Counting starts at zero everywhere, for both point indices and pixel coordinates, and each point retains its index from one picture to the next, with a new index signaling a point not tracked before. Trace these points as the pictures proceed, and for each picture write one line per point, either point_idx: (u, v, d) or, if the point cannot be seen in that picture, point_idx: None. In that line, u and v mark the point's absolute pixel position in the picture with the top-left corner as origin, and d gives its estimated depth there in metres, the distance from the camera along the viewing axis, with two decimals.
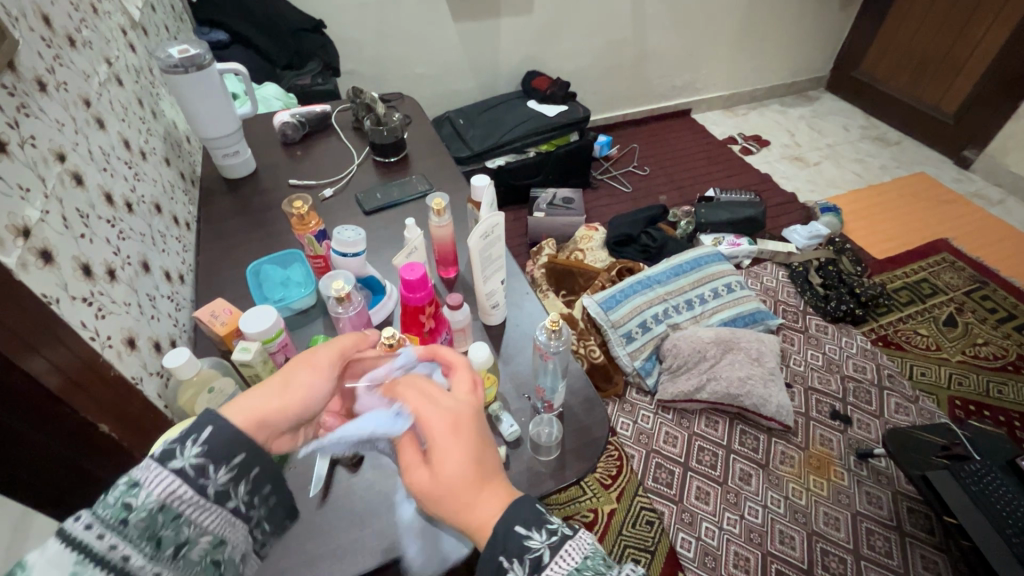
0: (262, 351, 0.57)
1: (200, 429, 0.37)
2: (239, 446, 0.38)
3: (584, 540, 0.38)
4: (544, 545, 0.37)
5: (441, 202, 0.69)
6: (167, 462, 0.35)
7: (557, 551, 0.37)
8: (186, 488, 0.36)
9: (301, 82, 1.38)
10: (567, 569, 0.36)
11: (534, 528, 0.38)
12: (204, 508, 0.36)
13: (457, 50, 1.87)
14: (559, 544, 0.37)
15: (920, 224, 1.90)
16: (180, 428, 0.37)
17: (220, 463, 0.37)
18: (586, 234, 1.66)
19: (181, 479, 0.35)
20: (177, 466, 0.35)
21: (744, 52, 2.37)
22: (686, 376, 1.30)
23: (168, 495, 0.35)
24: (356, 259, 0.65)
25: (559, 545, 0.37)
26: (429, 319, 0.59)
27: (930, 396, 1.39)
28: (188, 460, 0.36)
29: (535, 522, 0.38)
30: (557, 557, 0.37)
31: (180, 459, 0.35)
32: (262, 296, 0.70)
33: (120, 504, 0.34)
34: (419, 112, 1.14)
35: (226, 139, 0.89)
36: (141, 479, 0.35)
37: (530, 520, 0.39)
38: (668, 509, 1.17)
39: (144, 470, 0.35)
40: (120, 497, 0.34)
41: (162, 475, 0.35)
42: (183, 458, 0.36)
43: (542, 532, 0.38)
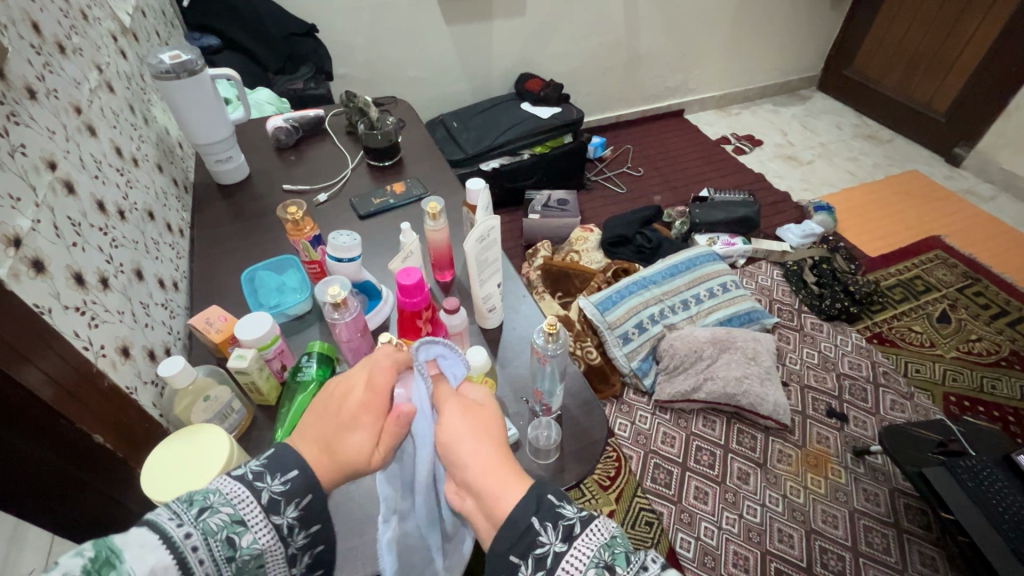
0: (257, 358, 0.57)
1: (291, 475, 0.42)
2: (314, 490, 0.42)
3: (602, 528, 0.38)
4: (556, 541, 0.37)
5: (437, 206, 0.68)
6: (270, 513, 0.40)
7: (572, 545, 0.37)
8: (280, 549, 0.41)
9: (294, 87, 1.37)
10: (592, 545, 0.37)
11: (548, 524, 0.38)
12: (259, 520, 0.40)
13: (450, 53, 1.87)
14: (572, 537, 0.37)
15: (912, 222, 1.91)
16: (283, 479, 0.41)
17: (292, 504, 0.41)
18: (581, 235, 1.64)
19: (276, 536, 0.40)
20: (277, 523, 0.40)
21: (736, 53, 2.38)
22: (683, 376, 1.31)
23: (259, 542, 0.39)
24: (351, 264, 0.65)
25: (575, 538, 0.37)
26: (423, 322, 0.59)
27: (925, 392, 1.39)
28: (273, 495, 0.41)
29: (548, 516, 0.38)
30: (572, 550, 0.37)
31: (281, 516, 0.40)
32: (257, 302, 0.70)
33: (223, 538, 0.38)
34: (413, 115, 1.13)
35: (218, 145, 0.89)
36: (245, 518, 0.39)
37: (544, 514, 0.38)
38: (667, 509, 1.17)
39: (249, 508, 0.40)
40: (223, 529, 0.38)
41: (260, 521, 0.40)
42: (284, 516, 0.41)
43: (556, 530, 0.37)
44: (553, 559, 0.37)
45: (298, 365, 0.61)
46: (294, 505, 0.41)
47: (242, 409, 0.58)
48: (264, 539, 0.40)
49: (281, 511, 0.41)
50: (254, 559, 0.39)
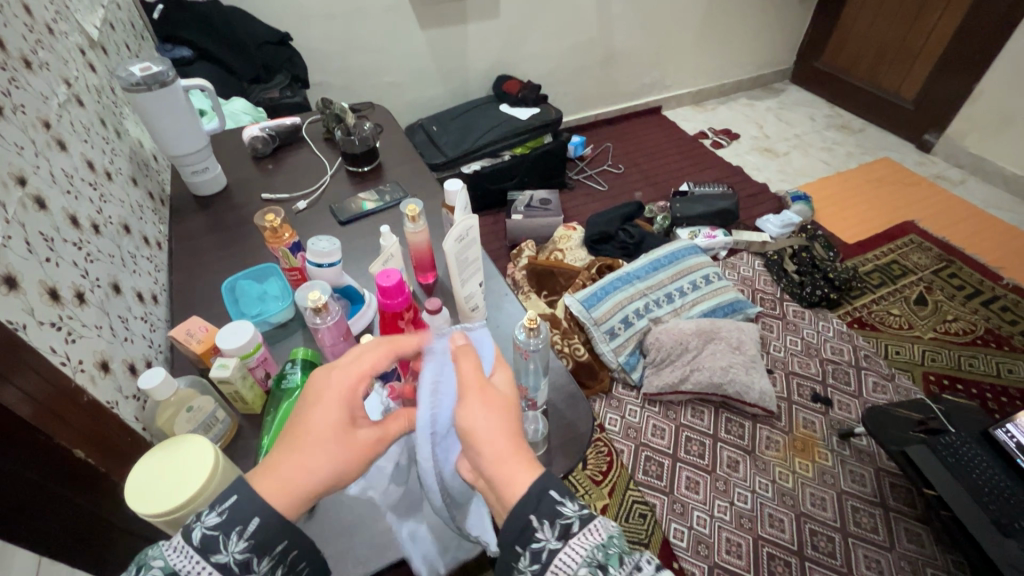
0: (240, 367, 0.57)
1: (228, 502, 0.39)
2: (261, 511, 0.39)
3: (599, 528, 0.39)
4: (553, 539, 0.38)
5: (415, 208, 0.69)
6: (208, 553, 0.37)
7: (567, 543, 0.38)
8: None
9: (269, 96, 1.37)
10: (589, 545, 0.38)
11: (545, 520, 0.39)
12: (194, 565, 0.37)
13: (427, 57, 1.88)
14: (569, 535, 0.38)
15: (887, 208, 1.96)
16: (217, 511, 0.38)
17: (233, 534, 0.38)
18: (565, 234, 1.66)
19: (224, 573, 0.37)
20: (219, 562, 0.37)
21: (710, 48, 2.41)
22: (670, 369, 1.33)
23: None
24: (332, 269, 0.64)
25: (571, 536, 0.38)
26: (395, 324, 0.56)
27: (906, 373, 1.43)
28: (202, 538, 0.38)
29: (546, 512, 0.39)
30: (567, 548, 0.38)
31: (224, 553, 0.38)
32: (240, 312, 0.70)
33: None
34: (390, 119, 1.13)
35: (193, 156, 0.88)
36: (179, 568, 0.37)
37: (543, 511, 0.39)
38: (659, 500, 1.18)
39: (181, 554, 0.37)
40: None
41: (198, 564, 0.37)
42: (228, 552, 0.38)
43: (553, 528, 0.38)
44: (548, 555, 0.38)
45: (283, 373, 0.61)
46: (237, 536, 0.38)
47: (226, 419, 0.58)
48: None
49: (222, 548, 0.38)
50: None
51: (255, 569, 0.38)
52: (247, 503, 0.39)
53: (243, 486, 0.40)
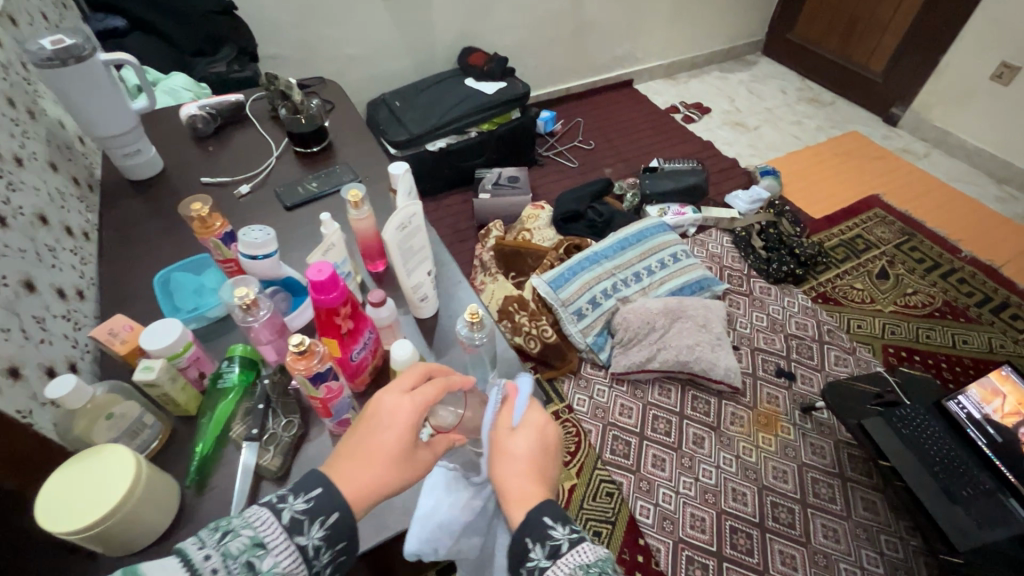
0: (168, 368, 0.53)
1: (313, 492, 0.41)
2: (339, 508, 0.41)
3: (586, 550, 0.41)
4: (543, 558, 0.42)
5: (358, 194, 0.64)
6: (293, 534, 0.40)
7: (556, 561, 0.41)
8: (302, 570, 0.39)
9: (215, 70, 1.29)
10: (575, 563, 0.40)
11: (536, 542, 0.42)
12: (280, 541, 0.39)
13: (387, 28, 1.79)
14: (557, 555, 0.41)
15: (853, 182, 1.97)
16: (304, 498, 0.41)
17: (316, 522, 0.41)
18: (533, 213, 1.62)
19: (300, 558, 0.39)
20: (302, 544, 0.39)
21: (681, 19, 2.36)
22: (637, 348, 1.33)
23: (289, 571, 0.39)
24: (268, 261, 0.60)
25: (559, 555, 0.41)
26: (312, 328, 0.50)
27: (866, 346, 1.46)
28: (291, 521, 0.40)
29: (538, 535, 0.43)
30: (556, 566, 0.41)
31: (307, 537, 0.40)
32: (174, 306, 0.66)
33: (244, 562, 0.37)
34: (342, 95, 1.08)
35: (122, 138, 0.82)
36: (267, 541, 0.39)
37: (534, 533, 0.43)
38: (626, 478, 1.19)
39: (269, 527, 0.39)
40: (244, 552, 0.38)
41: (284, 542, 0.39)
42: (309, 536, 0.40)
43: (543, 548, 0.42)
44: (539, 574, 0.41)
45: (219, 371, 0.58)
46: (319, 525, 0.40)
47: (157, 423, 0.54)
48: (286, 562, 0.39)
49: (305, 531, 0.40)
50: None
51: (319, 562, 0.40)
52: (331, 496, 0.41)
53: (326, 480, 0.42)
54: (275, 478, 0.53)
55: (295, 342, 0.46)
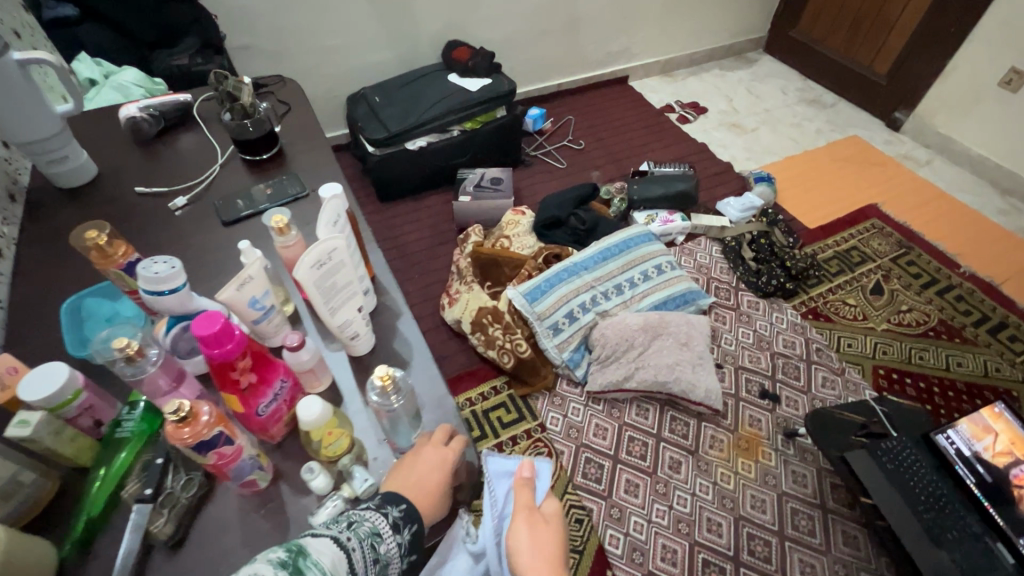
0: (49, 420, 0.47)
1: (400, 507, 0.46)
2: (417, 521, 0.46)
3: None
4: None
5: (282, 219, 0.58)
6: (395, 530, 0.45)
7: None
8: (396, 564, 0.44)
9: (176, 63, 1.21)
10: None
11: None
12: (389, 532, 0.44)
13: (367, 19, 1.71)
14: None
15: (851, 190, 1.90)
16: (396, 508, 0.46)
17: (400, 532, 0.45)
18: (513, 218, 1.56)
19: (399, 550, 0.45)
20: (400, 541, 0.44)
21: (680, 14, 2.27)
22: (615, 366, 1.27)
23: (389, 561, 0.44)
24: (174, 296, 0.53)
25: None
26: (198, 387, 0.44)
27: (856, 366, 1.40)
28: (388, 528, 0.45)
29: None
30: None
31: (397, 536, 0.45)
32: (82, 339, 0.61)
33: (367, 548, 0.43)
34: (301, 96, 1.00)
35: (46, 143, 0.76)
36: (381, 530, 0.44)
37: None
38: (597, 505, 1.14)
39: (380, 520, 0.45)
40: (366, 539, 0.43)
41: (390, 536, 0.44)
42: (398, 537, 0.45)
43: None
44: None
45: (118, 418, 0.52)
46: (405, 528, 0.45)
47: (39, 480, 0.48)
48: (391, 551, 0.44)
49: (398, 531, 0.45)
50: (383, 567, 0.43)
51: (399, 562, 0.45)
52: (410, 507, 0.47)
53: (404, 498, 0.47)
54: (167, 545, 0.47)
55: (173, 408, 0.41)
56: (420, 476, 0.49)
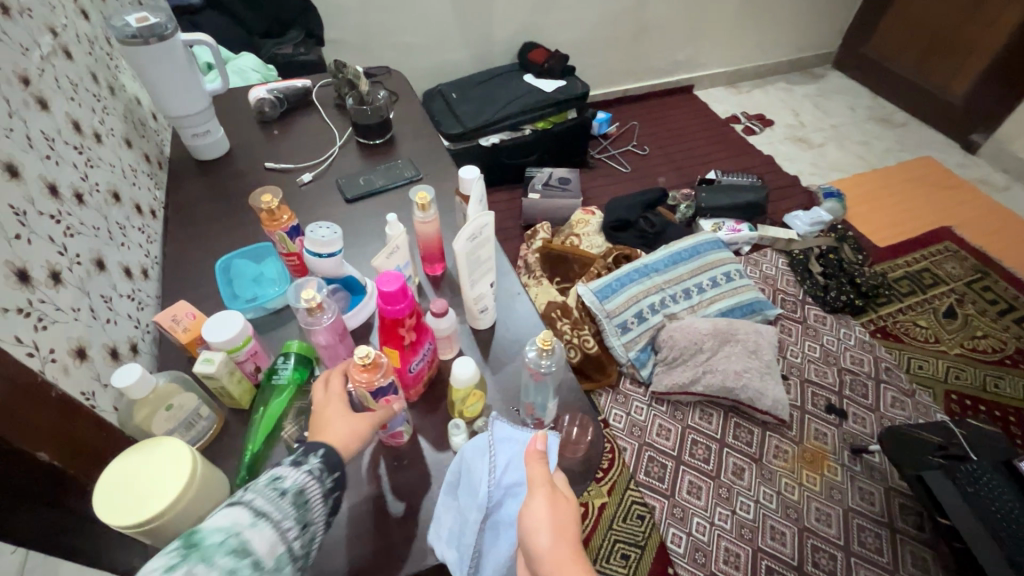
0: (227, 362, 0.53)
1: (319, 453, 0.44)
2: (324, 444, 0.45)
3: None
4: None
5: (426, 196, 0.62)
6: (298, 465, 0.43)
7: None
8: (315, 488, 0.42)
9: (281, 52, 1.29)
10: None
11: None
12: (292, 470, 0.42)
13: (449, 18, 1.77)
14: None
15: (924, 211, 1.85)
16: (317, 458, 0.44)
17: (328, 477, 0.43)
18: (582, 218, 1.59)
19: (312, 477, 0.42)
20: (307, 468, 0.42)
21: (751, 25, 2.26)
22: (682, 369, 1.28)
23: (304, 485, 0.42)
24: (332, 260, 0.58)
25: None
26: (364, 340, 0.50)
27: (927, 389, 1.37)
28: (314, 469, 0.43)
29: None
30: None
31: (306, 464, 0.43)
32: (233, 294, 0.65)
33: (272, 490, 0.40)
34: (406, 87, 1.06)
35: (193, 118, 0.82)
36: (281, 472, 0.42)
37: None
38: (659, 503, 1.15)
39: (296, 473, 0.42)
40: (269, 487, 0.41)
41: (296, 474, 0.42)
42: (308, 466, 0.43)
43: None
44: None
45: (274, 366, 0.56)
46: (312, 455, 0.44)
47: (211, 415, 0.54)
48: (299, 477, 0.42)
49: (304, 462, 0.43)
50: (297, 496, 0.41)
51: (324, 483, 0.43)
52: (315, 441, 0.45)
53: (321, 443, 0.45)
54: None
55: (361, 354, 0.46)
56: (324, 420, 0.47)
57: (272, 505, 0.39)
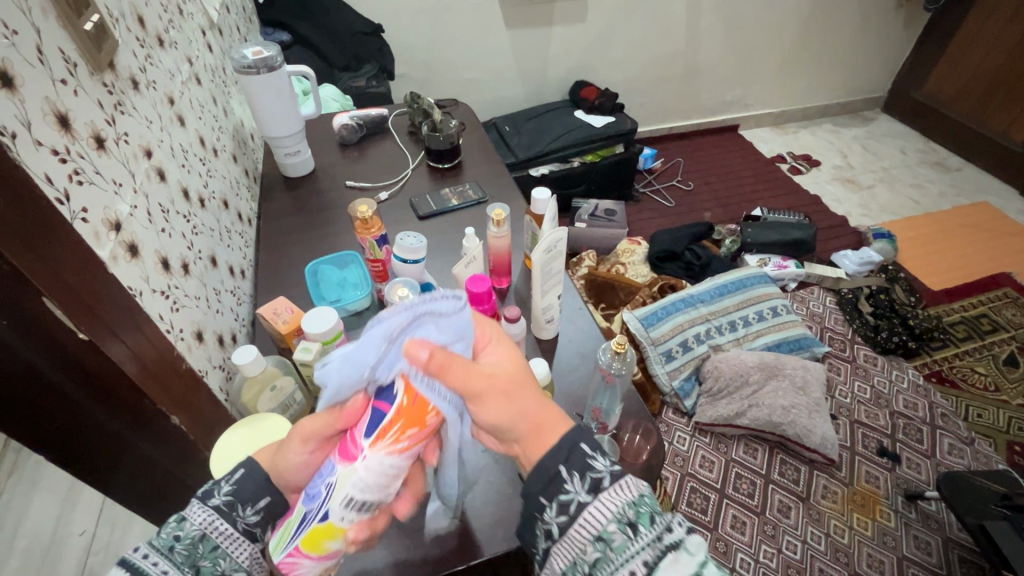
0: (321, 352, 0.58)
1: (237, 475, 0.43)
2: (244, 464, 0.44)
3: (630, 486, 0.37)
4: (582, 492, 0.37)
5: (501, 214, 0.69)
6: (205, 499, 0.41)
7: (597, 497, 0.36)
8: (224, 524, 0.41)
9: (356, 84, 1.40)
10: (620, 503, 0.36)
11: (574, 473, 0.37)
12: (196, 508, 0.41)
13: (508, 57, 1.88)
14: (597, 490, 0.36)
15: (981, 257, 1.81)
16: (229, 481, 0.42)
17: (250, 504, 0.42)
18: (628, 247, 1.62)
19: (217, 514, 0.41)
20: (212, 502, 0.41)
21: (799, 69, 2.31)
22: (727, 401, 1.27)
23: (209, 526, 0.40)
24: (415, 266, 0.65)
25: (601, 490, 0.36)
26: (406, 438, 0.37)
27: (987, 439, 1.32)
28: (225, 500, 0.42)
29: (576, 465, 0.37)
30: (597, 502, 0.36)
31: (216, 496, 0.42)
32: (319, 295, 0.71)
33: (170, 535, 0.39)
34: (473, 118, 1.14)
35: (288, 139, 0.92)
36: (186, 514, 0.40)
37: (572, 462, 0.38)
38: (702, 535, 1.14)
39: (198, 510, 0.40)
40: (170, 530, 0.39)
41: (200, 511, 0.41)
42: (219, 495, 0.42)
43: (582, 481, 0.37)
44: (576, 507, 0.36)
45: None
46: (225, 482, 0.42)
47: (303, 401, 0.60)
48: (203, 519, 0.40)
49: (215, 492, 0.42)
50: (200, 542, 0.39)
51: (241, 513, 0.42)
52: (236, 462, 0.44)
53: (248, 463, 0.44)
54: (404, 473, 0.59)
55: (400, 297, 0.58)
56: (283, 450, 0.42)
57: (171, 557, 0.38)
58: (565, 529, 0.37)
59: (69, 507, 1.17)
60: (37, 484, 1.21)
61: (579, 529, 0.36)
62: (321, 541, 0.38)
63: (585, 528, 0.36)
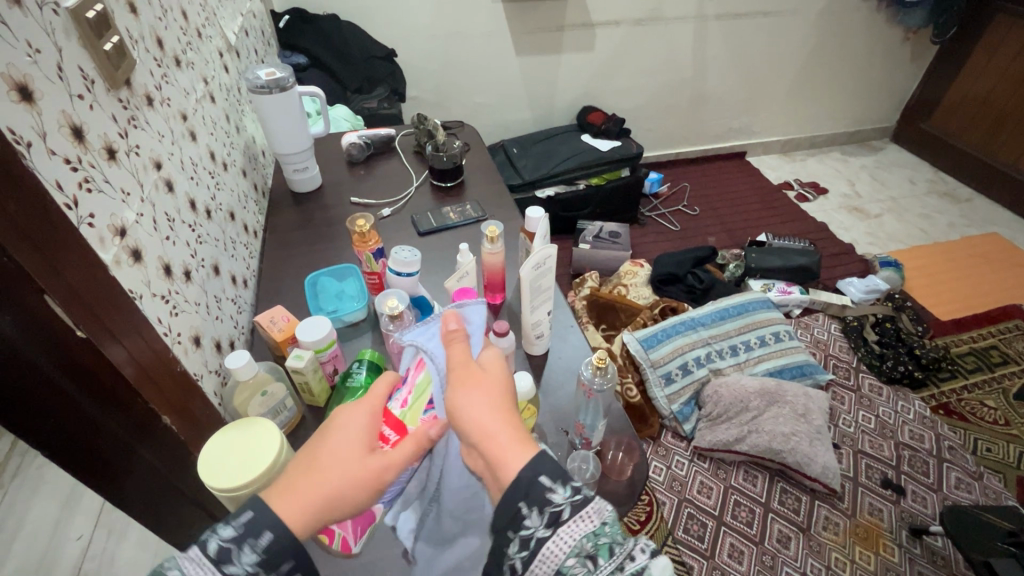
0: (314, 360, 0.60)
1: (243, 517, 0.36)
2: (273, 527, 0.36)
3: (592, 517, 0.37)
4: (541, 527, 0.36)
5: (495, 230, 0.70)
6: (221, 564, 0.35)
7: (556, 532, 0.36)
8: None
9: (368, 105, 1.45)
10: (580, 534, 0.36)
11: (534, 508, 0.37)
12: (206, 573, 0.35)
13: (518, 82, 1.93)
14: (558, 523, 0.36)
15: (990, 288, 1.79)
16: (233, 523, 0.36)
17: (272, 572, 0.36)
18: (631, 269, 1.64)
19: None
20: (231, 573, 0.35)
21: (806, 98, 2.33)
22: (726, 426, 1.26)
23: None
24: (409, 279, 0.66)
25: (561, 524, 0.36)
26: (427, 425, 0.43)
27: (997, 475, 1.29)
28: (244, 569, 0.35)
29: (536, 502, 0.37)
30: (556, 537, 0.36)
31: (235, 565, 0.35)
32: (317, 306, 0.73)
33: None
34: (478, 140, 1.17)
35: (297, 156, 0.95)
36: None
37: (533, 499, 0.37)
38: (698, 563, 1.11)
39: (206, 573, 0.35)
40: None
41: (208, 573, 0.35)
42: (239, 564, 0.35)
43: (542, 516, 0.36)
44: (535, 543, 0.36)
45: (349, 370, 0.63)
46: (248, 547, 0.35)
47: (293, 408, 0.61)
48: None
49: (234, 558, 0.35)
50: None
51: None
52: (260, 516, 0.36)
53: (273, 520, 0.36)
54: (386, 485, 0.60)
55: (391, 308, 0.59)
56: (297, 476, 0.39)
57: None
58: (527, 565, 0.36)
59: (69, 511, 1.18)
60: (39, 487, 1.23)
61: (541, 563, 0.36)
62: (360, 532, 0.41)
63: (545, 564, 0.36)
